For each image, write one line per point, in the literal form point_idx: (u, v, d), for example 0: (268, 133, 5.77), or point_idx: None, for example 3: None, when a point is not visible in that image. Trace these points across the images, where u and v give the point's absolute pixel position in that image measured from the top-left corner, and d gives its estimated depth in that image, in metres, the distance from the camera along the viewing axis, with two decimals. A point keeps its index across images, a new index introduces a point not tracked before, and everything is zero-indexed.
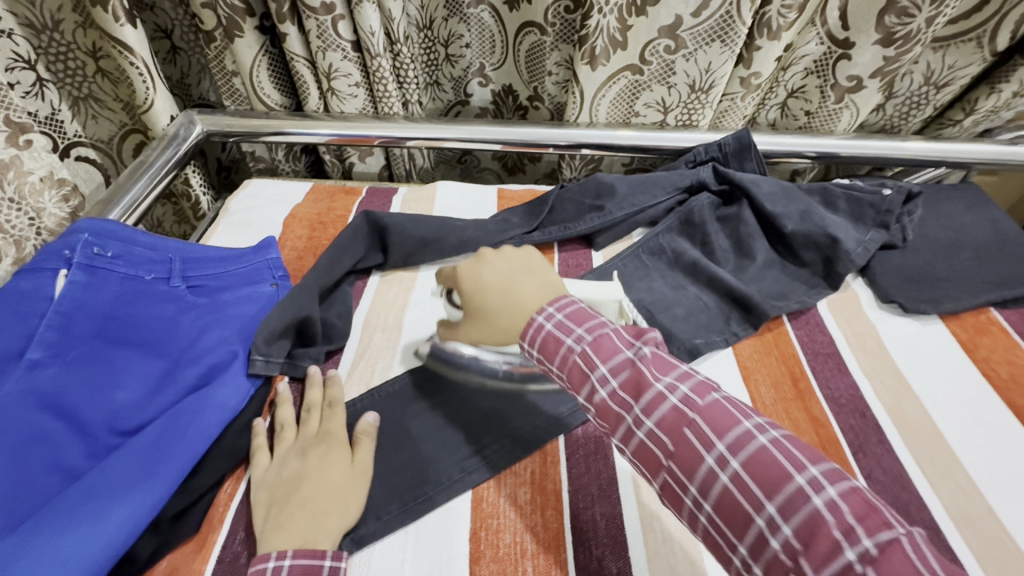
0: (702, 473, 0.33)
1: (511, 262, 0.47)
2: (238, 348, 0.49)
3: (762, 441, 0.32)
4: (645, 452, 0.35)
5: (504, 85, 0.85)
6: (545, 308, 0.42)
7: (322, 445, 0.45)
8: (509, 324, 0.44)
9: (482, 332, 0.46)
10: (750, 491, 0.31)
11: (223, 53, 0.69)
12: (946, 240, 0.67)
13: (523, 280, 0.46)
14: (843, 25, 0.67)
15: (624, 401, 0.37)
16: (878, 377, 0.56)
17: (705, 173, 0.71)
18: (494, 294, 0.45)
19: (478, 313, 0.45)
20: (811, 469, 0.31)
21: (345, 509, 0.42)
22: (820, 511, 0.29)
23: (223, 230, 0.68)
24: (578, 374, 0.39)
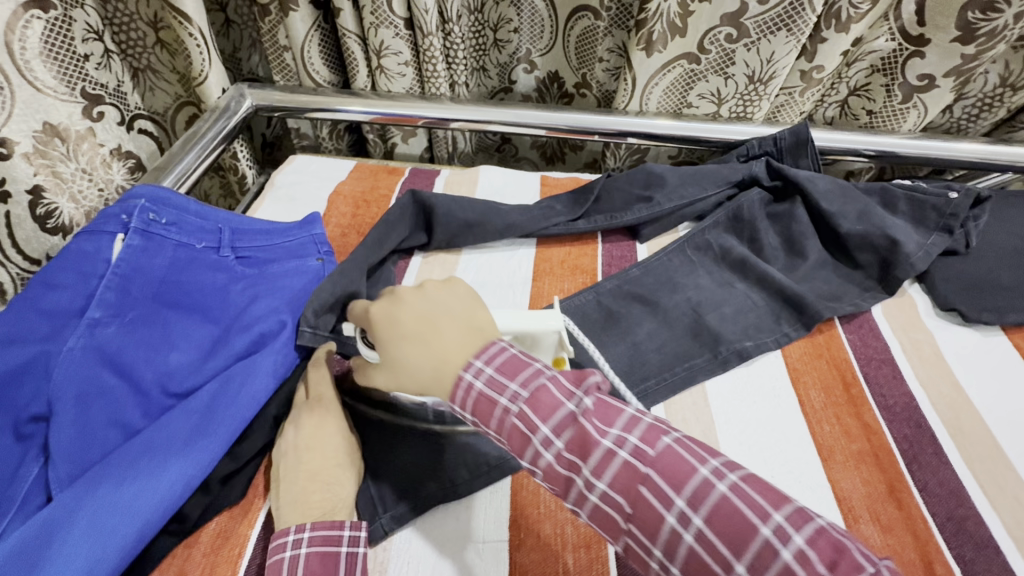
0: (666, 535, 0.30)
1: (437, 304, 0.37)
2: (287, 318, 0.51)
3: (722, 489, 0.29)
4: (601, 515, 0.32)
5: (550, 72, 0.84)
6: (470, 362, 0.34)
7: (313, 413, 0.44)
8: (433, 380, 0.35)
9: (398, 384, 0.36)
10: (719, 553, 0.28)
11: (277, 28, 0.70)
12: (1013, 248, 0.64)
13: (450, 329, 0.36)
14: (919, 20, 0.64)
15: (571, 464, 0.32)
16: (935, 387, 0.54)
17: (758, 168, 0.69)
18: (409, 347, 0.35)
19: (395, 369, 0.36)
20: (776, 514, 0.28)
21: (349, 473, 0.43)
22: (792, 565, 0.26)
23: (270, 204, 0.68)
24: (517, 437, 0.33)
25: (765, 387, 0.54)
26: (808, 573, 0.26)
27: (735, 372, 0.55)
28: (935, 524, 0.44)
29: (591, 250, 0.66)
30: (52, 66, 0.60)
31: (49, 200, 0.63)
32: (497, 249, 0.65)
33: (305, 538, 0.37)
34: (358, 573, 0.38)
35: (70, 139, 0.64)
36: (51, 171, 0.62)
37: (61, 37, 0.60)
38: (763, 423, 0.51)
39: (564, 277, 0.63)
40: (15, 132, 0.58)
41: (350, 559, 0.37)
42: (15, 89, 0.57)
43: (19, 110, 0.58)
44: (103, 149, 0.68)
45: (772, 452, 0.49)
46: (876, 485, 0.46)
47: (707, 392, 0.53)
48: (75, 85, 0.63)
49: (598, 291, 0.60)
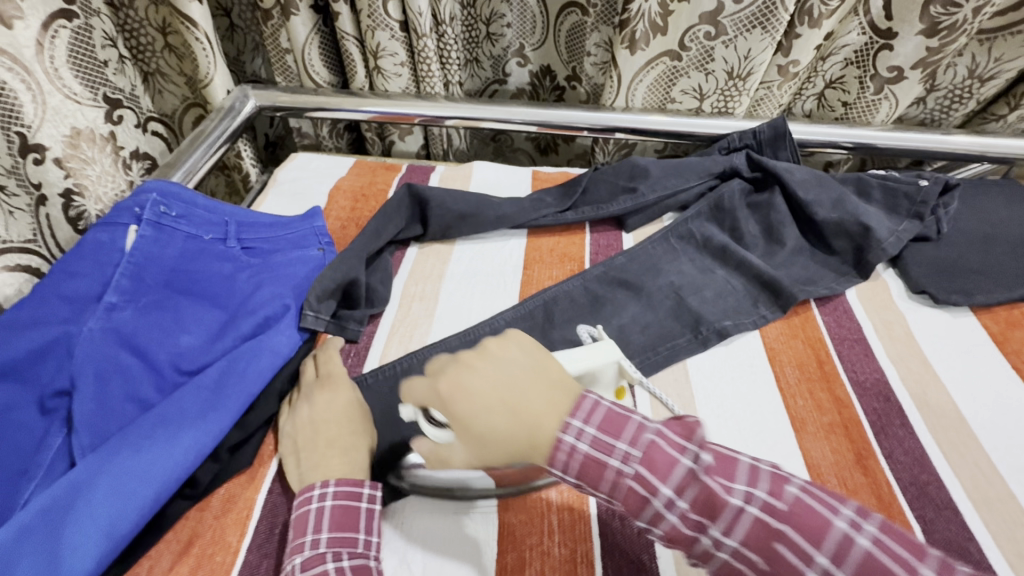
0: (750, 542, 0.30)
1: (505, 365, 0.37)
2: (291, 303, 0.53)
3: (793, 491, 0.31)
4: (680, 532, 0.32)
5: (542, 65, 0.87)
6: (567, 421, 0.34)
7: (325, 389, 0.48)
8: (528, 447, 0.34)
9: (487, 461, 0.34)
10: (801, 549, 0.29)
11: (279, 31, 0.73)
12: (982, 233, 0.67)
13: (530, 390, 0.35)
14: (887, 14, 0.67)
15: (649, 484, 0.32)
16: (903, 363, 0.57)
17: (738, 160, 0.72)
18: (502, 418, 0.34)
19: (481, 440, 0.34)
20: (845, 508, 0.30)
21: (366, 437, 0.46)
22: (869, 550, 0.28)
23: (272, 199, 0.72)
24: (590, 462, 0.33)
25: (743, 366, 0.56)
26: (887, 557, 0.28)
27: (715, 350, 0.58)
28: (898, 487, 0.47)
29: (579, 239, 0.70)
30: (78, 73, 0.63)
31: (78, 203, 0.67)
32: (490, 238, 0.68)
33: (331, 491, 0.40)
34: (376, 528, 0.41)
35: (96, 142, 0.67)
36: (80, 175, 0.65)
37: (83, 44, 0.64)
38: (740, 398, 0.54)
39: (553, 265, 0.66)
40: (47, 137, 0.61)
41: (370, 514, 0.41)
42: (45, 95, 0.60)
43: (49, 116, 0.61)
44: (122, 151, 0.71)
45: (748, 424, 0.52)
46: (845, 455, 0.49)
47: (688, 370, 0.56)
48: (98, 90, 0.67)
49: (585, 276, 0.63)
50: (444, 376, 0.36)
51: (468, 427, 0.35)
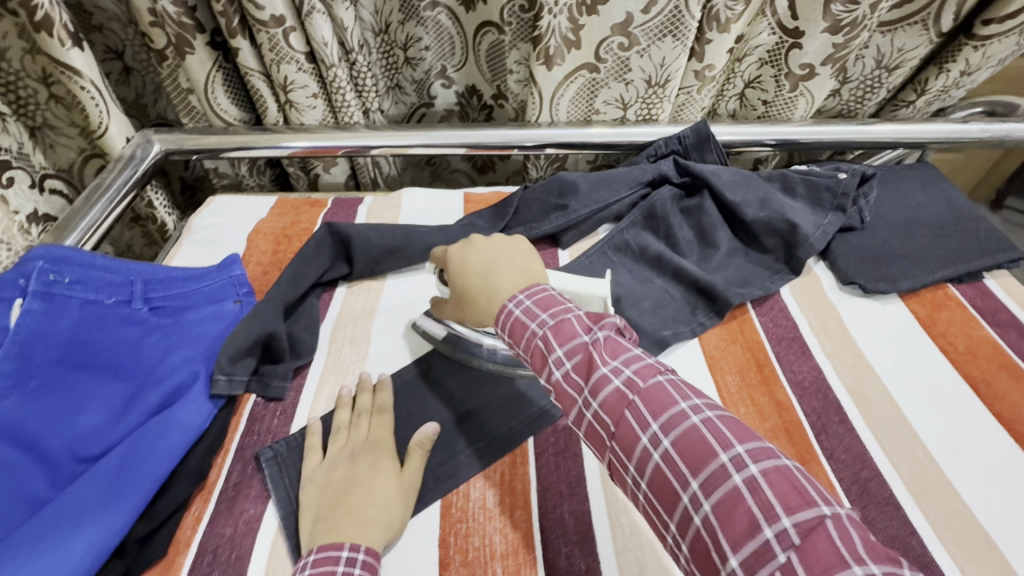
0: (638, 452, 0.35)
1: (497, 251, 0.50)
2: (201, 368, 0.49)
3: (694, 421, 0.34)
4: (593, 432, 0.38)
5: (467, 85, 0.86)
6: (516, 296, 0.44)
7: (371, 453, 0.46)
8: (488, 308, 0.46)
9: (461, 312, 0.51)
10: (680, 472, 0.33)
11: (177, 71, 0.69)
12: (902, 218, 0.69)
13: (506, 265, 0.48)
14: (793, 15, 0.68)
15: (575, 383, 0.38)
16: (839, 357, 0.58)
17: (666, 166, 0.72)
18: (477, 280, 0.48)
19: (461, 297, 0.49)
20: (738, 449, 0.32)
21: (401, 507, 0.43)
22: (743, 493, 0.30)
23: (187, 250, 0.67)
24: (538, 357, 0.41)
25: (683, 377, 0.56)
26: (752, 497, 0.30)
27: None
28: (840, 488, 0.47)
29: None
30: None
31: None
32: (423, 269, 0.66)
33: (360, 557, 0.38)
34: None
35: None
36: None
37: None
38: None
39: None
40: None
41: None
42: None
43: None
44: (17, 216, 0.69)
45: None
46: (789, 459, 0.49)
47: None
48: None
49: None
50: (452, 255, 0.51)
51: (459, 287, 0.49)
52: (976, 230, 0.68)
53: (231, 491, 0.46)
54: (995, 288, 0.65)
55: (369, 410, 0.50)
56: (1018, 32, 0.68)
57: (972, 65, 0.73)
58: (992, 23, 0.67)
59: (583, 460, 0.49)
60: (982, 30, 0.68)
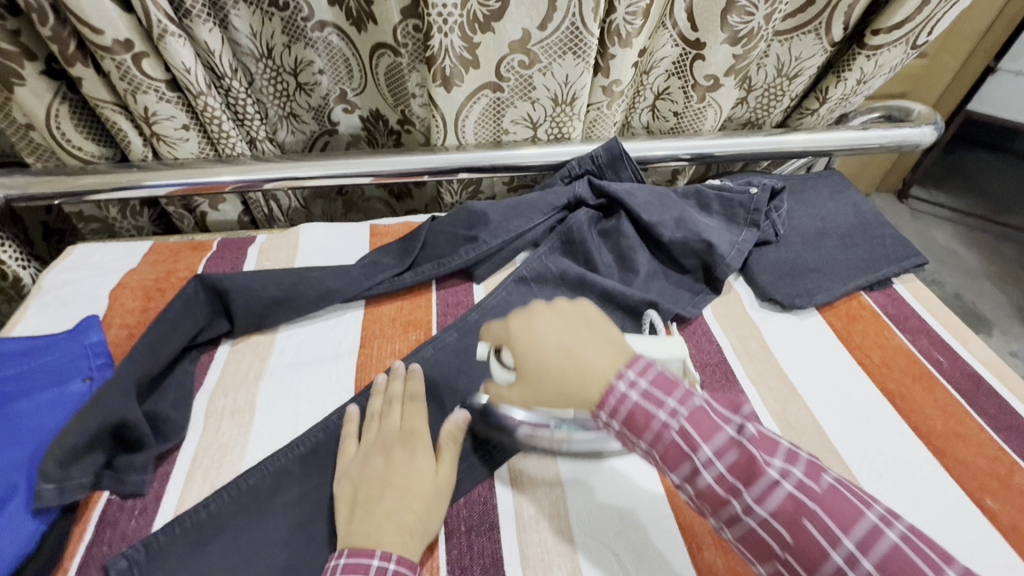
0: (774, 511, 0.33)
1: (569, 323, 0.42)
2: (20, 480, 0.41)
3: (822, 481, 0.34)
4: (710, 492, 0.35)
5: (372, 110, 0.79)
6: (621, 371, 0.38)
7: (405, 447, 0.46)
8: (577, 389, 0.39)
9: (537, 396, 0.40)
10: (829, 530, 0.32)
11: (9, 106, 0.59)
12: (813, 228, 0.69)
13: (587, 341, 0.41)
14: (692, 25, 0.67)
15: (692, 441, 0.35)
16: (763, 380, 0.56)
17: (581, 189, 0.69)
18: (553, 360, 0.40)
19: (535, 377, 0.40)
20: (877, 505, 0.33)
21: (433, 513, 0.43)
22: (898, 544, 0.31)
23: (34, 313, 0.57)
24: (640, 418, 0.37)
25: None
26: (913, 551, 0.30)
27: None
28: None
29: (425, 300, 0.63)
30: None
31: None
32: (320, 317, 0.59)
33: (392, 566, 0.38)
34: None
35: None
36: None
37: None
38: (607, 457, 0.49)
39: (395, 338, 0.58)
40: None
41: None
42: None
43: None
44: None
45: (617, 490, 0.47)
46: None
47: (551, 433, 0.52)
48: None
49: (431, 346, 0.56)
50: (504, 327, 0.44)
51: (528, 364, 0.41)
52: (883, 236, 0.69)
53: None
54: (905, 294, 0.66)
55: (400, 399, 0.50)
56: (904, 41, 0.69)
57: (866, 74, 0.74)
58: (880, 33, 0.68)
59: (499, 531, 0.45)
60: (872, 40, 0.69)
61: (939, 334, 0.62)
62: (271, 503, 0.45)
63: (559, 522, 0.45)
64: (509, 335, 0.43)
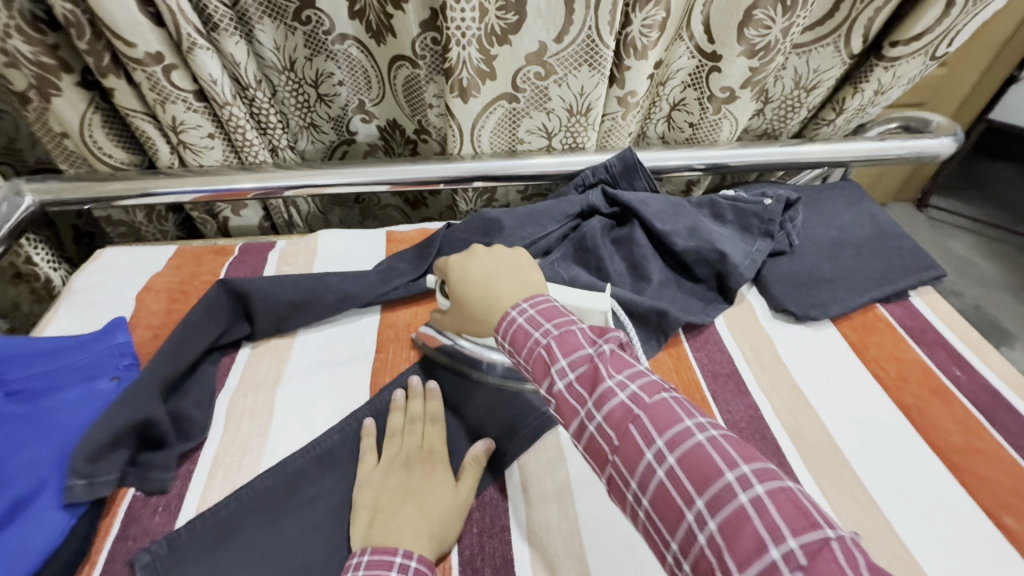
0: (642, 470, 0.33)
1: (497, 261, 0.50)
2: (52, 475, 0.42)
3: (698, 439, 0.32)
4: (593, 445, 0.36)
5: (389, 120, 0.81)
6: (519, 304, 0.43)
7: (427, 463, 0.47)
8: (487, 315, 0.46)
9: (463, 319, 0.50)
10: (683, 486, 0.31)
11: (46, 115, 0.61)
12: (828, 240, 0.69)
13: (503, 279, 0.47)
14: (709, 38, 0.67)
15: (579, 394, 0.37)
16: (775, 391, 0.56)
17: (594, 197, 0.69)
18: (474, 293, 0.48)
19: (460, 308, 0.50)
20: (742, 464, 0.31)
21: (453, 524, 0.44)
22: (744, 506, 0.29)
23: (64, 314, 0.59)
24: (540, 366, 0.39)
25: None
26: (759, 515, 0.29)
27: None
28: None
29: None
30: None
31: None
32: (337, 322, 0.61)
33: (414, 564, 0.38)
34: None
35: None
36: None
37: None
38: None
39: (410, 343, 0.59)
40: None
41: None
42: None
43: None
44: None
45: None
46: None
47: (562, 440, 0.52)
48: None
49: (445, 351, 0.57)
50: (452, 263, 0.51)
51: (457, 294, 0.49)
52: (900, 248, 0.68)
53: None
54: (922, 306, 0.65)
55: (421, 417, 0.51)
56: (923, 53, 0.69)
57: (884, 85, 0.74)
58: (899, 44, 0.68)
59: (511, 535, 0.45)
60: (891, 51, 0.69)
61: (956, 348, 0.61)
62: (289, 503, 0.46)
63: (570, 527, 0.46)
64: (449, 267, 0.51)
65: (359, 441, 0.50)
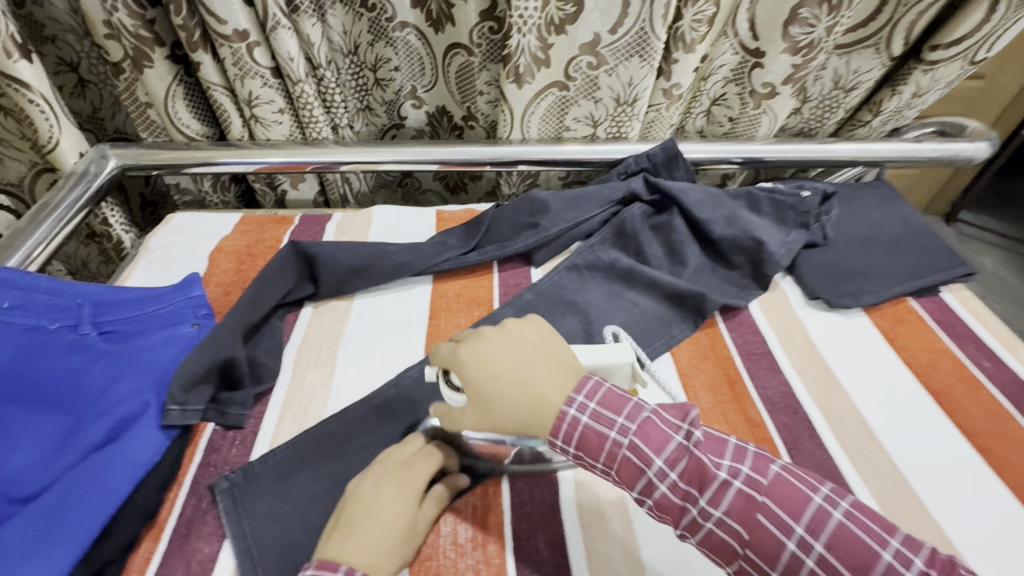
0: (734, 510, 0.35)
1: (519, 345, 0.41)
2: (151, 399, 0.47)
3: (776, 468, 0.37)
4: (668, 501, 0.36)
5: (438, 106, 0.85)
6: (571, 396, 0.38)
7: (396, 480, 0.43)
8: (532, 417, 0.38)
9: (493, 422, 0.39)
10: (833, 518, 0.34)
11: (135, 85, 0.67)
12: (862, 235, 0.71)
13: (540, 370, 0.40)
14: (753, 35, 0.70)
15: (645, 456, 0.37)
16: (807, 371, 0.59)
17: (636, 184, 0.72)
18: (506, 387, 0.39)
19: (488, 408, 0.39)
20: (822, 487, 0.36)
21: (394, 557, 0.40)
22: (846, 524, 0.34)
23: (143, 269, 0.64)
24: (593, 437, 0.38)
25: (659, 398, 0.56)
26: (858, 528, 0.34)
27: None
28: None
29: (487, 280, 0.67)
30: None
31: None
32: (391, 288, 0.65)
33: None
34: None
35: None
36: None
37: None
38: None
39: (460, 312, 0.63)
40: None
41: None
42: None
43: None
44: None
45: None
46: None
47: None
48: None
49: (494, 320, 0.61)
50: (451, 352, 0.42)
51: (479, 393, 0.39)
52: (933, 245, 0.70)
53: (183, 529, 0.44)
54: (952, 302, 0.67)
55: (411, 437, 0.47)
56: (963, 57, 0.71)
57: (922, 88, 0.76)
58: (939, 48, 0.70)
59: (557, 484, 0.49)
60: (931, 55, 0.71)
61: (985, 341, 0.63)
62: (352, 443, 0.50)
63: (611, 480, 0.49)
64: (460, 362, 0.40)
65: (415, 394, 0.54)
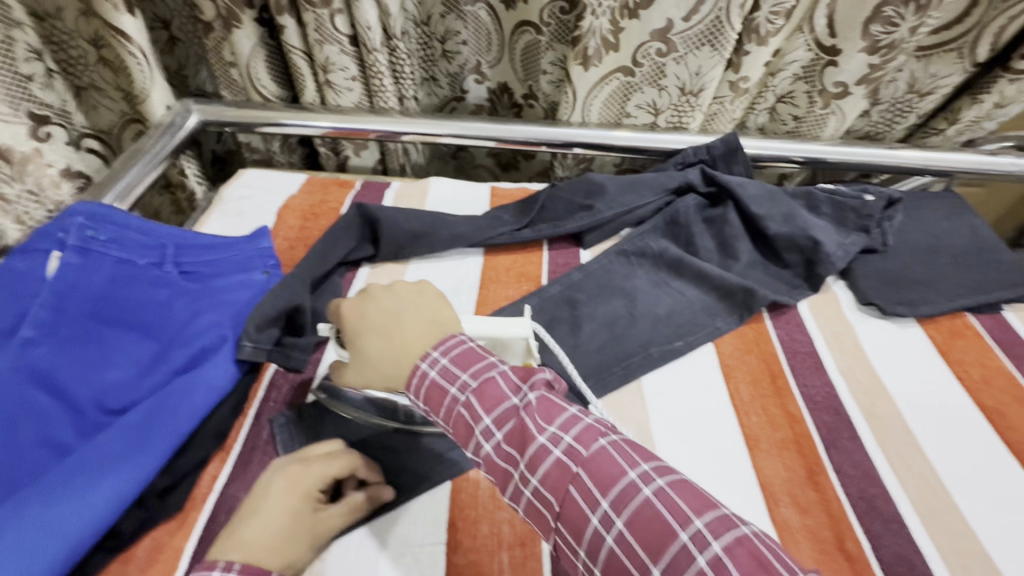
0: (589, 534, 0.33)
1: (400, 302, 0.44)
2: (228, 332, 0.50)
3: (647, 493, 0.32)
4: (534, 510, 0.35)
5: (500, 83, 0.86)
6: (428, 353, 0.40)
7: (289, 476, 0.41)
8: (396, 368, 0.42)
9: (365, 376, 0.43)
10: (724, 573, 0.29)
11: (221, 44, 0.70)
12: (924, 245, 0.69)
13: (410, 323, 0.43)
14: (831, 32, 0.68)
15: (509, 456, 0.36)
16: (852, 374, 0.58)
17: (693, 175, 0.72)
18: (378, 339, 0.43)
19: (363, 358, 0.43)
20: (695, 521, 0.31)
21: (284, 554, 0.38)
22: (701, 570, 0.29)
23: (216, 219, 0.68)
24: (463, 427, 0.38)
25: (701, 386, 0.57)
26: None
27: (670, 368, 0.58)
28: (847, 502, 0.48)
29: (537, 257, 0.69)
30: None
31: None
32: (445, 257, 0.67)
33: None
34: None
35: (15, 160, 0.65)
36: None
37: (2, 57, 0.62)
38: (696, 416, 0.54)
39: (509, 285, 0.65)
40: None
41: None
42: None
43: None
44: (50, 169, 0.70)
45: (702, 444, 0.52)
46: (798, 473, 0.50)
47: (644, 387, 0.56)
48: (19, 105, 0.65)
49: (542, 296, 0.62)
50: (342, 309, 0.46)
51: (357, 344, 0.43)
52: (1001, 263, 0.68)
53: (247, 454, 0.48)
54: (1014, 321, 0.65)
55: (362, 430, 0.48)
56: None
57: (1007, 98, 0.72)
58: None
59: None
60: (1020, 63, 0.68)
61: None
62: None
63: None
64: (342, 317, 0.45)
65: None
